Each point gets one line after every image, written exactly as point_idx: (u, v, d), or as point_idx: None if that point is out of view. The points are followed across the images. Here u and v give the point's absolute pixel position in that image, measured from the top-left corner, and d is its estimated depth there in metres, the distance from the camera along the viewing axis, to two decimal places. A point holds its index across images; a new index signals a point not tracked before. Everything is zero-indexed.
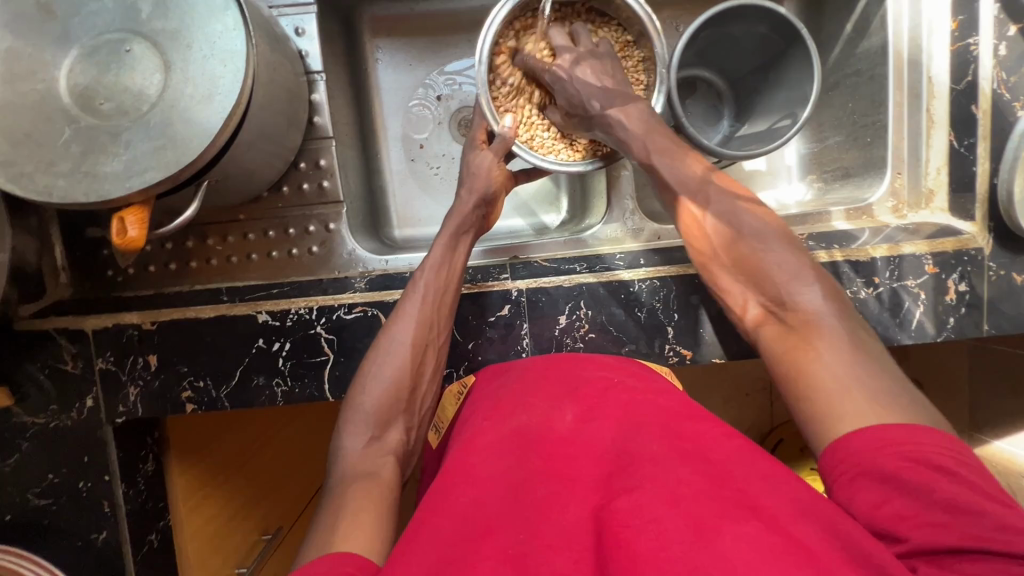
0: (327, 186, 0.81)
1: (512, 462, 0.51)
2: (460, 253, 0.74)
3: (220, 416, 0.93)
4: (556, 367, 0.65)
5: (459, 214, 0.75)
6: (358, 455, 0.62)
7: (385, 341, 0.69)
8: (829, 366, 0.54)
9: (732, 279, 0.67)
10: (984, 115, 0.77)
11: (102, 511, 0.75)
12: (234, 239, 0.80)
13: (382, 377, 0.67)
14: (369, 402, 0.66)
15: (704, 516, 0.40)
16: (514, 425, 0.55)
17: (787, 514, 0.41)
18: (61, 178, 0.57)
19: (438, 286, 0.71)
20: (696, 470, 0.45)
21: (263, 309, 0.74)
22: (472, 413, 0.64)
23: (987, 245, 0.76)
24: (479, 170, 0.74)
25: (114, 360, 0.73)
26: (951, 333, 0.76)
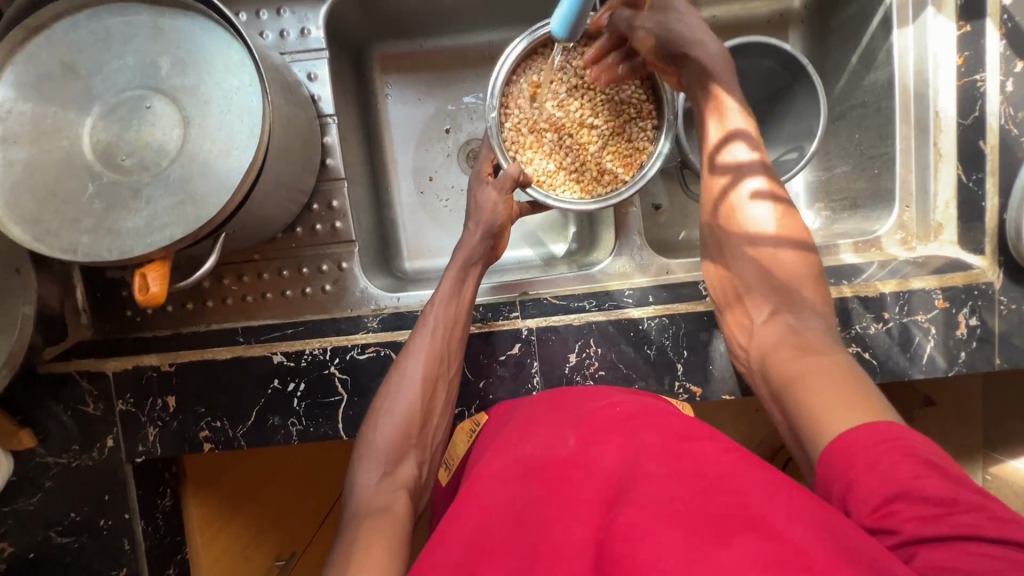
0: (339, 227, 0.82)
1: (517, 489, 0.53)
2: (469, 285, 0.75)
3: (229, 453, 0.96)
4: (559, 396, 0.67)
5: (467, 246, 0.76)
6: (372, 491, 0.63)
7: (397, 378, 0.70)
8: (827, 369, 0.57)
9: (743, 286, 0.69)
10: (992, 150, 0.76)
11: (122, 547, 0.77)
12: (249, 279, 0.81)
13: (393, 414, 0.68)
14: (381, 439, 0.67)
15: (697, 530, 0.42)
16: (520, 452, 0.58)
17: (783, 519, 0.42)
18: (84, 234, 0.59)
19: (448, 319, 0.72)
20: (691, 486, 0.47)
21: (279, 350, 0.75)
22: (486, 443, 0.66)
23: (997, 279, 0.76)
24: (486, 203, 0.75)
25: (133, 401, 0.75)
26: (962, 367, 0.77)
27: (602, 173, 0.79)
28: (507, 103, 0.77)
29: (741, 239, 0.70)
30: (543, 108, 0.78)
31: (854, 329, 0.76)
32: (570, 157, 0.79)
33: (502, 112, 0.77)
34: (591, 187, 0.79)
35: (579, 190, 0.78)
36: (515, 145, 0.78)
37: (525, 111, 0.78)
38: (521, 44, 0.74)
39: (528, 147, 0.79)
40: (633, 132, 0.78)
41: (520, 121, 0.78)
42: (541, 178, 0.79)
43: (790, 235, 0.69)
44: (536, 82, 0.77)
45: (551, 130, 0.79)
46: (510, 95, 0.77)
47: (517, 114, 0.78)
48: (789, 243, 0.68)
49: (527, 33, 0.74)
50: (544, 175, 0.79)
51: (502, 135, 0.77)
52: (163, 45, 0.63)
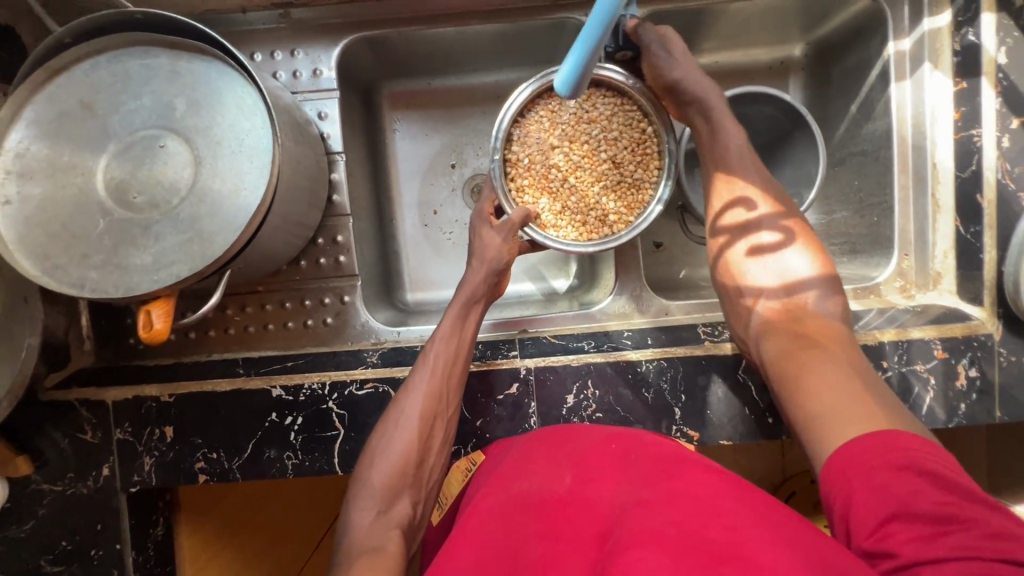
0: (343, 261, 0.82)
1: (514, 523, 0.53)
2: (471, 322, 0.76)
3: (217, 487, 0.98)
4: (557, 429, 0.67)
5: (470, 283, 0.77)
6: (365, 530, 0.63)
7: (395, 414, 0.70)
8: (846, 382, 0.58)
9: (753, 285, 0.71)
10: (989, 204, 0.77)
11: None
12: (252, 310, 0.82)
13: (389, 451, 0.68)
14: (376, 477, 0.67)
15: (688, 555, 0.43)
16: (516, 485, 0.58)
17: (771, 547, 0.42)
18: (92, 269, 0.60)
19: (449, 356, 0.73)
20: (682, 513, 0.47)
21: (277, 383, 0.75)
22: (486, 474, 0.66)
23: (996, 331, 0.76)
24: (490, 243, 0.76)
25: (131, 430, 0.75)
26: (962, 419, 0.77)
27: (602, 217, 0.79)
28: (512, 145, 0.79)
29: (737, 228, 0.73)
30: (548, 153, 0.80)
31: None
32: (573, 199, 0.80)
33: (506, 154, 0.79)
34: (591, 231, 0.79)
35: (582, 231, 0.79)
36: (518, 186, 0.80)
37: (529, 153, 0.79)
38: (528, 88, 0.77)
39: (532, 189, 0.80)
40: (633, 176, 0.80)
41: (524, 164, 0.80)
42: (543, 220, 0.80)
43: (795, 239, 0.71)
44: (541, 128, 0.80)
45: (555, 173, 0.80)
46: (515, 138, 0.80)
47: (522, 157, 0.80)
48: (816, 284, 0.69)
49: (535, 78, 0.76)
50: (546, 217, 0.80)
51: (506, 177, 0.79)
52: (179, 88, 0.65)
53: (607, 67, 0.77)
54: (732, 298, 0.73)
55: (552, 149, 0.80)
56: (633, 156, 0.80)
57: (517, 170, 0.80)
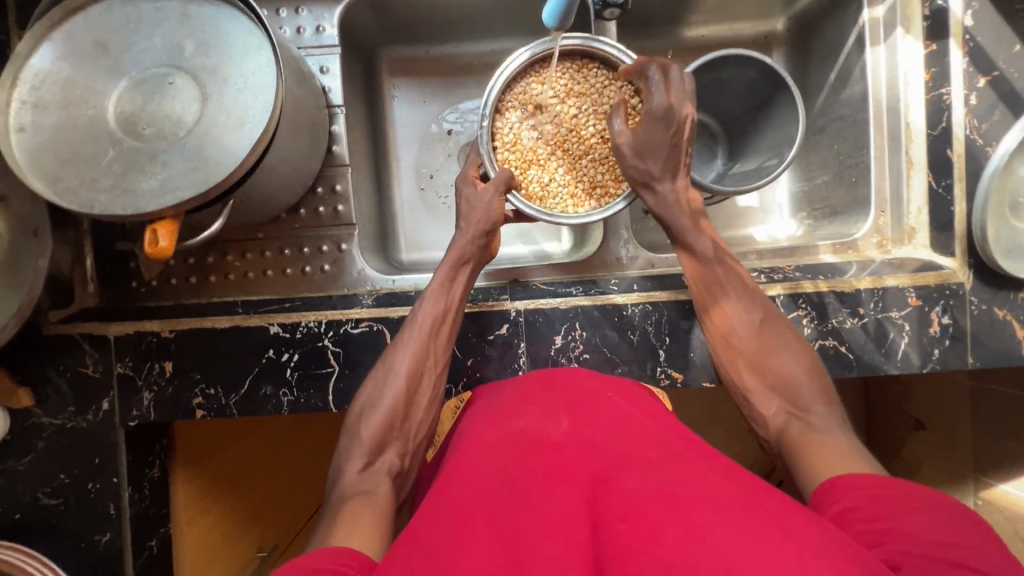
0: (341, 210, 0.85)
1: (511, 459, 0.54)
2: (460, 284, 0.78)
3: (217, 433, 1.01)
4: (544, 379, 0.69)
5: (459, 245, 0.79)
6: (354, 479, 0.66)
7: (384, 371, 0.73)
8: (829, 446, 0.61)
9: (754, 380, 0.73)
10: (959, 158, 0.81)
11: (107, 513, 0.78)
12: (252, 256, 0.85)
13: (378, 406, 0.71)
14: (365, 431, 0.70)
15: (691, 509, 0.44)
16: (512, 428, 0.59)
17: (768, 514, 0.45)
18: (102, 193, 0.63)
19: (436, 315, 0.75)
20: (682, 475, 0.49)
21: (275, 321, 0.78)
22: (475, 419, 0.67)
23: (967, 280, 0.80)
24: (479, 205, 0.78)
25: (132, 365, 0.77)
26: (936, 364, 0.79)
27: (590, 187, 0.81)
28: (500, 114, 0.80)
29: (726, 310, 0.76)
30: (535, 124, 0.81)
31: (830, 323, 0.79)
32: (561, 170, 0.82)
33: (495, 123, 0.80)
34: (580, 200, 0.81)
35: (571, 201, 0.81)
36: (506, 156, 0.81)
37: (516, 123, 0.81)
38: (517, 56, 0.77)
39: (520, 159, 0.81)
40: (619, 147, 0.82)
41: (512, 134, 0.81)
42: (532, 190, 0.81)
43: (779, 324, 0.75)
44: (529, 98, 0.80)
45: (543, 143, 0.81)
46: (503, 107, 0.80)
47: (509, 126, 0.81)
48: (803, 366, 0.71)
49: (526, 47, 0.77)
50: (535, 188, 0.81)
51: (494, 147, 0.80)
52: (189, 29, 0.68)
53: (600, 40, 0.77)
54: (745, 408, 0.73)
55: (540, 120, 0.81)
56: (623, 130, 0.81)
57: (505, 140, 0.81)
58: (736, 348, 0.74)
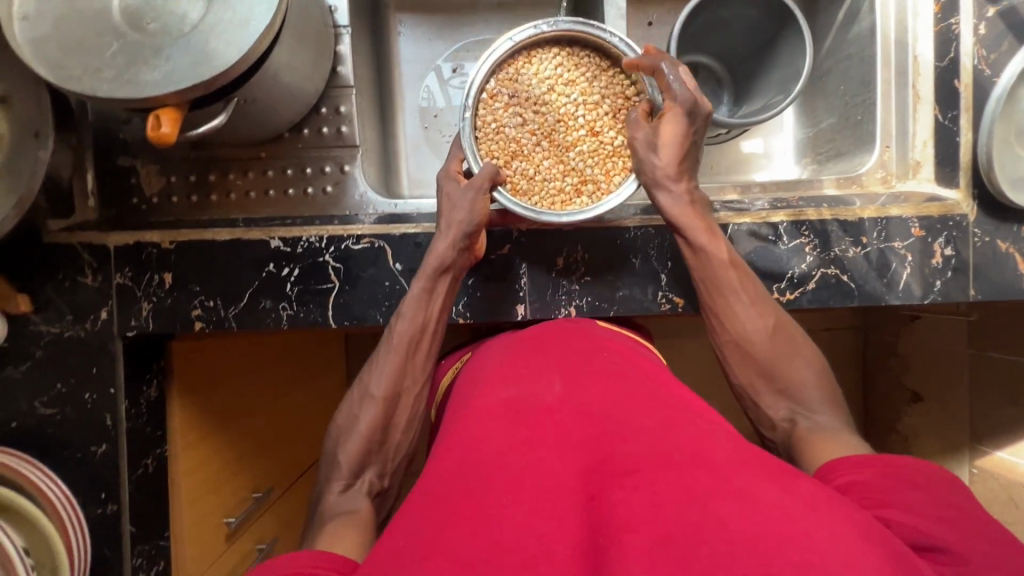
0: (344, 131, 0.85)
1: (502, 421, 0.50)
2: (438, 295, 0.75)
3: (216, 363, 0.96)
4: (537, 342, 0.66)
5: (436, 253, 0.74)
6: (335, 498, 0.64)
7: (362, 391, 0.73)
8: (842, 441, 0.57)
9: (762, 381, 0.69)
10: (966, 88, 0.80)
11: (104, 424, 0.79)
12: (254, 176, 0.85)
13: (356, 431, 0.70)
14: (345, 450, 0.68)
15: (692, 472, 0.41)
16: (502, 391, 0.55)
17: (773, 478, 0.42)
18: (105, 82, 0.62)
19: (411, 336, 0.73)
20: (683, 435, 0.46)
21: (276, 235, 0.77)
22: (466, 388, 0.64)
23: (971, 211, 0.79)
24: (461, 202, 0.74)
25: (131, 275, 0.78)
26: (937, 296, 0.79)
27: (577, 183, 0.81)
28: (486, 104, 0.80)
29: (735, 311, 0.72)
30: (521, 112, 0.81)
31: (833, 252, 0.79)
32: (548, 165, 0.81)
33: (481, 114, 0.80)
34: (566, 197, 0.81)
35: (556, 197, 0.80)
36: (492, 148, 0.80)
37: (503, 114, 0.81)
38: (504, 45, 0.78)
39: (503, 150, 0.81)
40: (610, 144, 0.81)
41: (498, 125, 0.80)
42: (517, 185, 0.81)
43: (789, 328, 0.71)
44: (516, 86, 0.81)
45: (529, 137, 0.81)
46: (489, 97, 0.80)
47: (495, 117, 0.80)
48: (816, 371, 0.68)
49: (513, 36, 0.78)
50: (520, 182, 0.81)
51: (479, 138, 0.79)
52: None
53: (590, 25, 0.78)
54: (752, 409, 0.69)
55: (526, 109, 0.81)
56: (612, 124, 0.82)
57: (489, 131, 0.80)
58: (746, 348, 0.71)
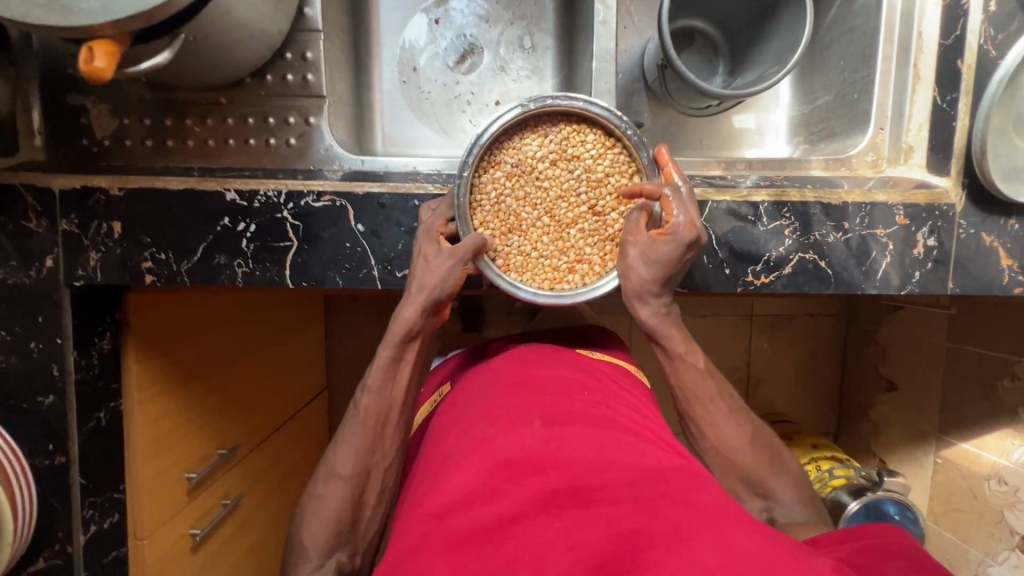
0: (310, 79, 0.80)
1: (483, 471, 0.48)
2: (404, 367, 0.71)
3: (176, 317, 0.93)
4: (514, 370, 0.64)
5: (405, 319, 0.70)
6: None
7: (327, 469, 0.69)
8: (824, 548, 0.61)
9: (742, 488, 0.70)
10: (968, 69, 0.76)
11: (51, 374, 0.76)
12: (213, 122, 0.80)
13: (323, 514, 0.67)
14: (312, 532, 0.67)
15: (679, 525, 0.41)
16: (479, 434, 0.53)
17: (759, 525, 0.42)
18: (37, 7, 0.55)
19: (377, 412, 0.69)
20: (668, 482, 0.46)
21: (232, 187, 0.73)
22: (445, 420, 0.63)
23: (959, 201, 0.76)
24: (436, 272, 0.68)
25: (78, 222, 0.73)
26: (915, 287, 0.77)
27: (575, 268, 0.72)
28: (483, 175, 0.71)
29: (717, 422, 0.70)
30: (520, 185, 0.72)
31: (813, 236, 0.76)
32: (546, 242, 0.72)
33: (475, 184, 0.71)
34: (561, 280, 0.72)
35: (549, 279, 0.72)
36: (486, 223, 0.72)
37: (501, 185, 0.72)
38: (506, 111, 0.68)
39: (500, 225, 0.72)
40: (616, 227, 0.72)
41: (495, 199, 0.72)
42: (509, 266, 0.72)
43: (761, 428, 0.72)
44: (519, 157, 0.72)
45: (529, 212, 0.72)
46: (486, 167, 0.71)
47: (492, 189, 0.72)
48: (784, 470, 0.71)
49: (517, 104, 0.68)
50: (515, 262, 0.72)
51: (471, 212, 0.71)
52: None
53: (600, 103, 0.69)
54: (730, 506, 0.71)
55: (526, 181, 0.72)
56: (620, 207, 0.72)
57: (484, 205, 0.72)
58: (729, 458, 0.70)
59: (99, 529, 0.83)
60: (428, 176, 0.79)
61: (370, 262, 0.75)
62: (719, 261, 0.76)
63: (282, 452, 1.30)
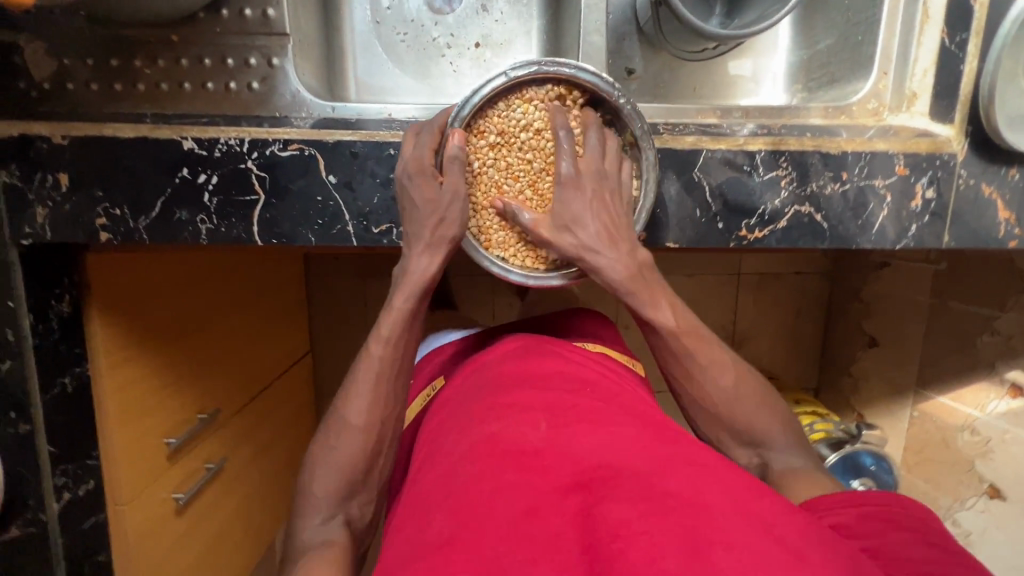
0: (271, 15, 0.73)
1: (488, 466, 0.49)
2: (404, 338, 0.68)
3: (140, 276, 0.86)
4: (515, 368, 0.66)
5: (411, 277, 0.66)
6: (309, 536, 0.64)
7: (330, 434, 0.67)
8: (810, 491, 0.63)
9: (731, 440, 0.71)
10: (981, 8, 0.71)
11: (5, 338, 0.72)
12: (164, 64, 0.72)
13: (326, 478, 0.65)
14: (319, 486, 0.65)
15: (690, 526, 0.41)
16: (484, 431, 0.54)
17: (774, 523, 0.43)
18: None
19: (387, 366, 0.67)
20: (679, 479, 0.46)
21: (189, 135, 0.67)
22: (449, 415, 0.63)
23: (960, 150, 0.73)
24: (424, 218, 0.63)
25: (19, 174, 0.67)
26: (910, 241, 0.75)
27: None
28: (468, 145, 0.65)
29: (700, 377, 0.70)
30: (504, 156, 0.66)
31: (810, 187, 0.73)
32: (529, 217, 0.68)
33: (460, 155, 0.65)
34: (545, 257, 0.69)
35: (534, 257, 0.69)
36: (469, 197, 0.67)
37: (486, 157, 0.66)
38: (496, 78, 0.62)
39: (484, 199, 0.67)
40: None
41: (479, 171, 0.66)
42: (492, 241, 0.68)
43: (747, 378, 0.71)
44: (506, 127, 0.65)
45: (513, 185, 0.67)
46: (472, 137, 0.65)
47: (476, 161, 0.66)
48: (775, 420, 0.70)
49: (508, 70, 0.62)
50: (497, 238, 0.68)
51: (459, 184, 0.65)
52: None
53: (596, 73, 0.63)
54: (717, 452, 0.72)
55: (509, 151, 0.66)
56: None
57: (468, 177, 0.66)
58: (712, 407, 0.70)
59: (74, 496, 0.81)
60: (405, 123, 0.73)
61: (344, 217, 0.70)
62: (711, 214, 0.72)
63: (272, 418, 1.30)
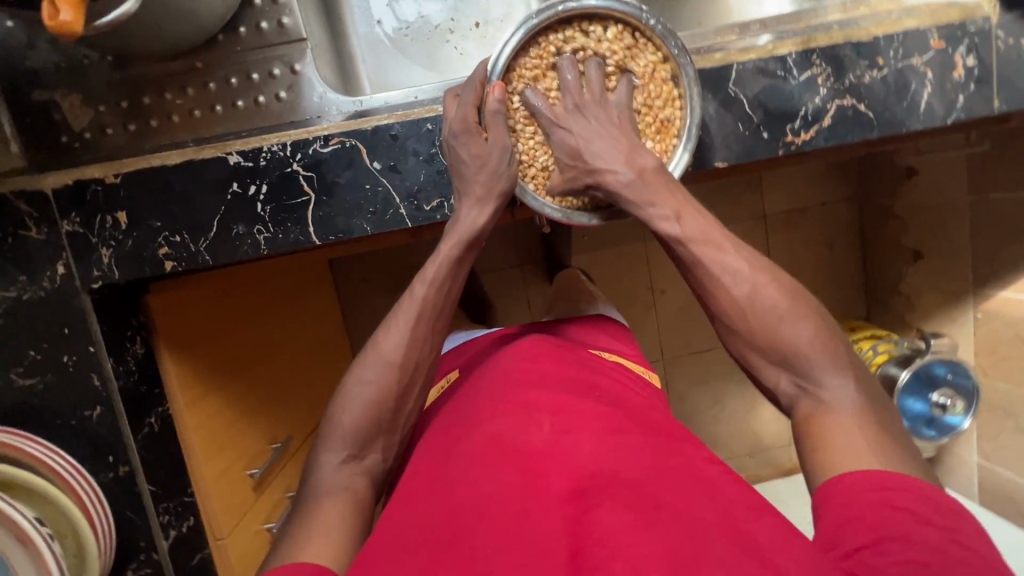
0: (287, 23, 0.74)
1: (490, 466, 0.49)
2: (456, 285, 0.67)
3: (196, 314, 0.87)
4: (523, 369, 0.64)
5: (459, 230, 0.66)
6: (330, 476, 0.60)
7: (360, 374, 0.65)
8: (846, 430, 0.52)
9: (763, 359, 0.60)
10: None
11: (91, 384, 0.73)
12: (193, 91, 0.74)
13: (356, 402, 0.63)
14: (347, 419, 0.62)
15: (680, 541, 0.39)
16: (490, 431, 0.53)
17: (772, 545, 0.41)
18: None
19: (435, 306, 0.66)
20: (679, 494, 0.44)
21: (234, 150, 0.68)
22: (452, 416, 0.62)
23: (993, 12, 0.71)
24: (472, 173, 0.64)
25: (80, 221, 0.68)
26: (961, 113, 0.73)
27: None
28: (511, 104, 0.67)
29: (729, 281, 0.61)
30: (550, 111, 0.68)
31: (848, 79, 0.72)
32: None
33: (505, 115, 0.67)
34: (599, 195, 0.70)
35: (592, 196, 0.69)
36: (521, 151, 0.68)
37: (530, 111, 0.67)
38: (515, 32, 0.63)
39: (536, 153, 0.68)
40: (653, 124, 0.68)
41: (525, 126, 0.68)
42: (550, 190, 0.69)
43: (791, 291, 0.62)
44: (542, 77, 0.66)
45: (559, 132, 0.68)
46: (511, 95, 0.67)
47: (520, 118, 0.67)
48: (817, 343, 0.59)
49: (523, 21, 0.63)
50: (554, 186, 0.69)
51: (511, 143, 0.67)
52: None
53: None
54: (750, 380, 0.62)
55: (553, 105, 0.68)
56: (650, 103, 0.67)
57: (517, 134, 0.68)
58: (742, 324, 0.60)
59: (180, 533, 0.82)
60: (434, 100, 0.74)
61: (396, 200, 0.70)
62: (755, 126, 0.72)
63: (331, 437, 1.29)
